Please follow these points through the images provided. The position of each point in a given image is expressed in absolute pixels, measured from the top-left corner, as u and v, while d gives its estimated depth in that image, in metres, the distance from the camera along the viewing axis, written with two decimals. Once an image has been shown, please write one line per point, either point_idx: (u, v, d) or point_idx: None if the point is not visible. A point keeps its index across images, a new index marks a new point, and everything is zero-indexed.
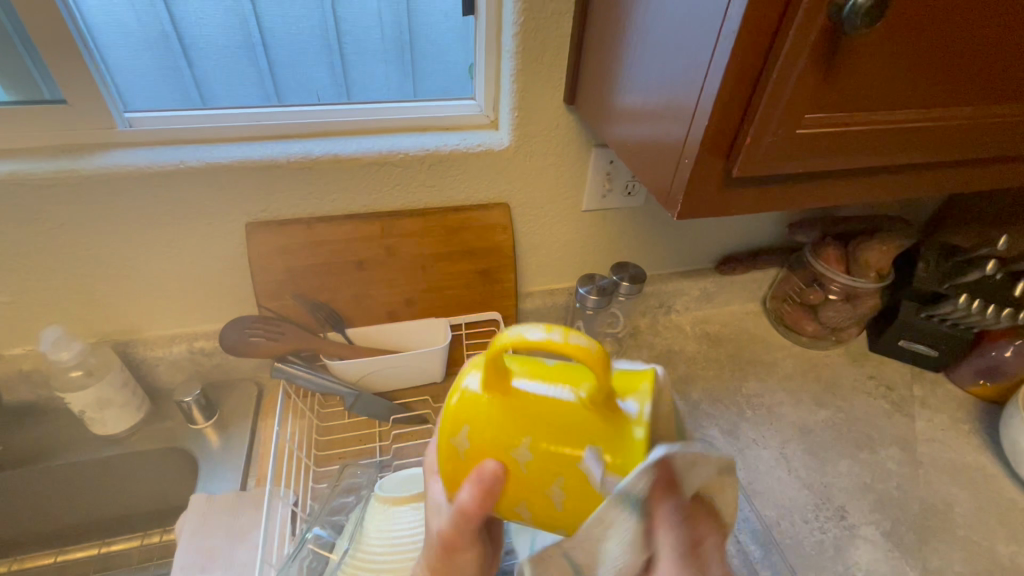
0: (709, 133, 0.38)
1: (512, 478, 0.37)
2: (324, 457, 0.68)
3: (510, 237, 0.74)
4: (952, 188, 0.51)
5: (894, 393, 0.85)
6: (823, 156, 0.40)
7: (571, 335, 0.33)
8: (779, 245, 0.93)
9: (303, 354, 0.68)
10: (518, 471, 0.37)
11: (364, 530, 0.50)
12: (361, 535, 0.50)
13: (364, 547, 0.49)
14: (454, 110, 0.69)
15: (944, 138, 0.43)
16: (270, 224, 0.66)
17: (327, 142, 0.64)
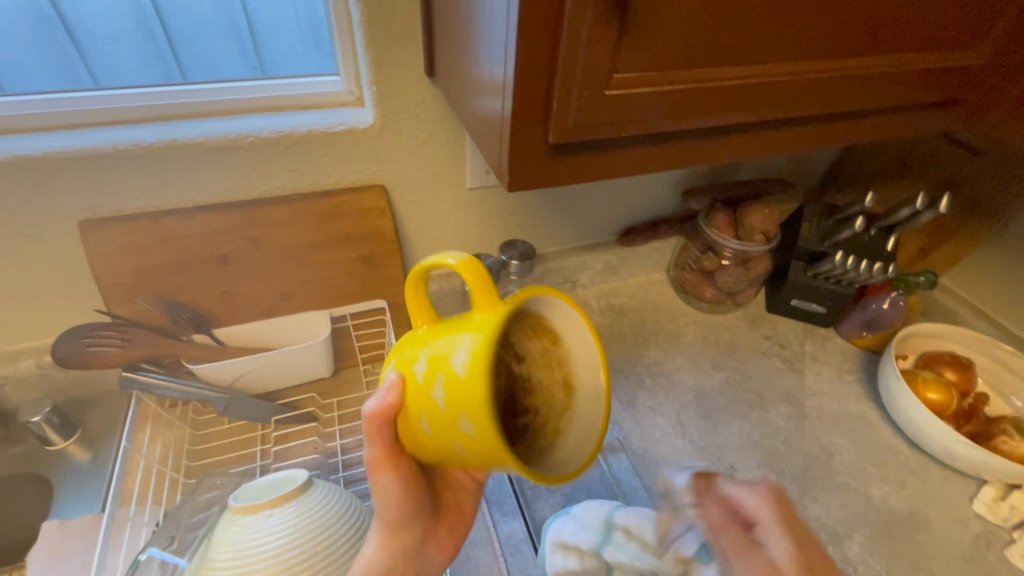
0: (518, 100, 0.36)
1: (433, 420, 0.37)
2: (196, 468, 0.63)
3: (389, 220, 0.71)
4: (798, 147, 0.52)
5: (787, 351, 0.88)
6: (647, 119, 0.39)
7: (449, 255, 0.36)
8: (676, 214, 0.93)
9: (163, 361, 0.62)
10: (434, 409, 0.36)
11: (210, 550, 0.47)
12: (206, 554, 0.46)
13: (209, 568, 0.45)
14: (311, 86, 0.63)
15: (775, 96, 0.43)
16: (106, 222, 0.59)
17: (165, 127, 0.58)
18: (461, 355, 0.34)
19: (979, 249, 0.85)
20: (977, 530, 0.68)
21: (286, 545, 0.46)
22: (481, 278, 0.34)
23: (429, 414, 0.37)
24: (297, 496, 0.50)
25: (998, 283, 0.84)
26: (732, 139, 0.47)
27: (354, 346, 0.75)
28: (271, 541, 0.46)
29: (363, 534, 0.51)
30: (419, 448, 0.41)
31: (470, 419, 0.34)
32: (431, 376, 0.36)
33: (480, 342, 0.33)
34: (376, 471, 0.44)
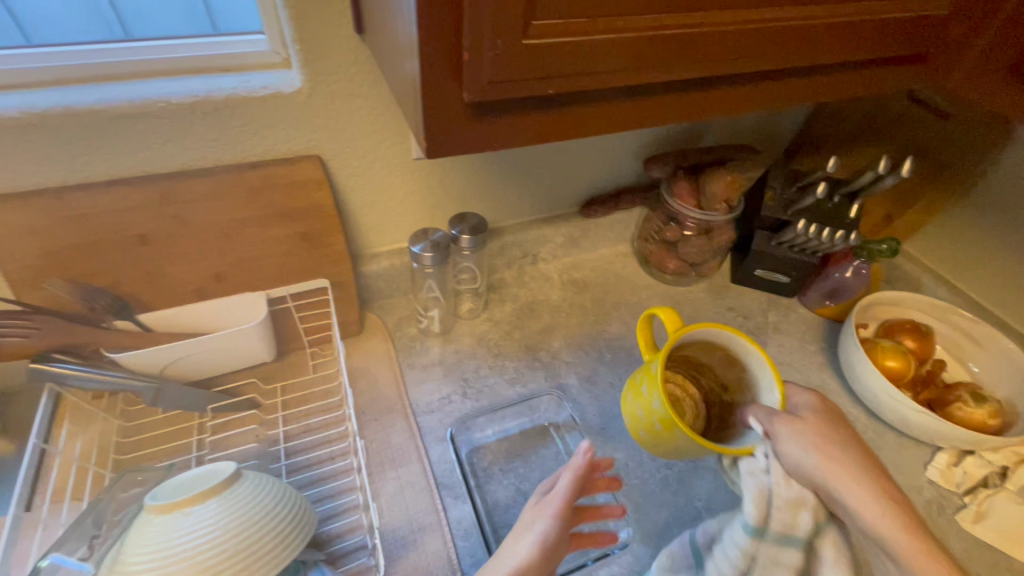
0: (426, 52, 0.32)
1: (642, 408, 0.55)
2: (127, 462, 0.60)
3: (328, 193, 0.66)
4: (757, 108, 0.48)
5: (750, 322, 0.87)
6: (578, 74, 0.35)
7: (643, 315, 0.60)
8: (639, 183, 0.90)
9: (80, 350, 0.58)
10: (639, 401, 0.56)
11: (121, 555, 0.43)
12: (117, 559, 0.43)
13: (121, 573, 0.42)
14: (230, 46, 0.57)
15: (724, 49, 0.39)
16: (3, 199, 0.54)
17: (62, 91, 0.52)
18: (654, 363, 0.55)
19: (944, 215, 0.84)
20: (930, 496, 0.68)
21: (209, 543, 0.43)
22: (673, 317, 0.56)
23: (631, 397, 0.58)
24: (222, 490, 0.47)
25: (960, 249, 0.83)
26: (688, 98, 0.44)
27: (297, 327, 0.71)
28: (190, 540, 0.43)
29: (297, 525, 0.48)
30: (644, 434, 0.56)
31: (656, 396, 0.53)
32: (638, 379, 0.58)
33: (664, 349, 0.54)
34: (556, 514, 0.49)
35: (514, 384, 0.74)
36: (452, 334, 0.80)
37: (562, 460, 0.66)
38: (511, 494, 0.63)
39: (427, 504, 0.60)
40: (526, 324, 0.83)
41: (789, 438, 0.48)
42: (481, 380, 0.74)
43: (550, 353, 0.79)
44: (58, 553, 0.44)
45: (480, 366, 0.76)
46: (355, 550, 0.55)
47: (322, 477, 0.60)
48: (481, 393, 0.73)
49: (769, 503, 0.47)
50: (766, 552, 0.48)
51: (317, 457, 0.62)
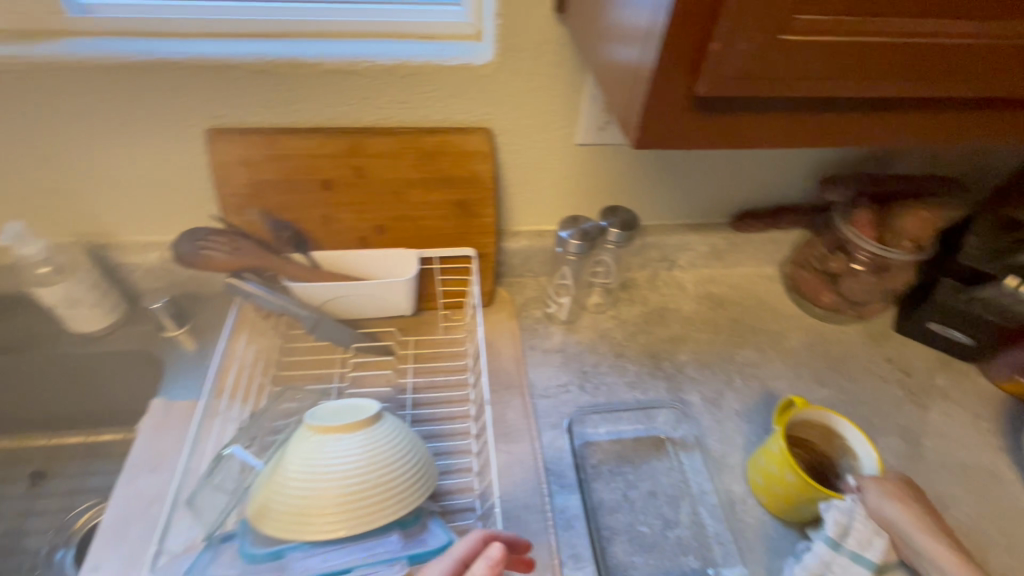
0: (670, 38, 0.30)
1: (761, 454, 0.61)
2: (281, 377, 0.67)
3: (491, 166, 0.68)
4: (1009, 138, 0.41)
5: (911, 380, 0.76)
6: (827, 79, 0.32)
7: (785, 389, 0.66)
8: (805, 203, 0.82)
9: (263, 273, 0.65)
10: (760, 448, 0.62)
11: (283, 460, 0.49)
12: (279, 462, 0.49)
13: (283, 476, 0.48)
14: (430, 15, 0.60)
15: (1001, 65, 0.34)
16: (229, 133, 0.62)
17: (292, 44, 0.59)
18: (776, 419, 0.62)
19: None
20: None
21: (354, 470, 0.48)
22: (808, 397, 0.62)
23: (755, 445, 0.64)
24: (367, 425, 0.51)
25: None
26: (930, 117, 0.39)
27: (436, 288, 0.75)
28: (337, 465, 0.48)
29: (418, 477, 0.50)
30: (758, 479, 0.61)
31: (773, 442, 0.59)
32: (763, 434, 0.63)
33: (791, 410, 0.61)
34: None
35: (633, 389, 0.72)
36: (576, 325, 0.79)
37: (674, 478, 0.64)
38: (616, 498, 0.62)
39: (533, 486, 0.60)
40: (652, 330, 0.80)
41: (875, 488, 0.53)
42: (599, 377, 0.73)
43: (674, 366, 0.75)
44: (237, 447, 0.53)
45: (600, 362, 0.75)
46: (459, 510, 0.57)
47: (442, 434, 0.63)
48: (598, 390, 0.71)
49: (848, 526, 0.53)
50: (842, 560, 0.53)
51: (438, 414, 0.65)
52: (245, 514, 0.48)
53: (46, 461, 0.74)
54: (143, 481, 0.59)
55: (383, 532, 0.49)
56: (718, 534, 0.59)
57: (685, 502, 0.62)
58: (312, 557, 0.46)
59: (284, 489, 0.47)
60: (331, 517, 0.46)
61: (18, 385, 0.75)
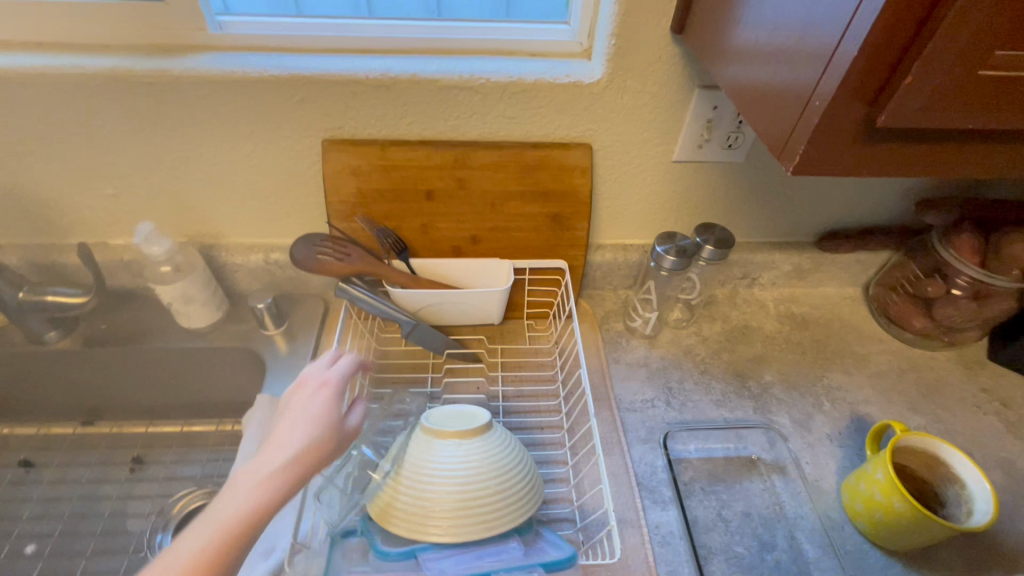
0: (854, 70, 0.31)
1: (863, 481, 0.59)
2: (377, 379, 0.69)
3: (588, 181, 0.69)
4: None
5: (1011, 412, 0.73)
6: (1009, 111, 0.32)
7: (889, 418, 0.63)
8: (897, 224, 0.81)
9: (367, 278, 0.68)
10: (862, 474, 0.60)
11: (403, 463, 0.51)
12: (399, 464, 0.51)
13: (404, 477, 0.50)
14: (544, 33, 0.63)
15: None
16: (343, 143, 0.64)
17: (411, 60, 0.62)
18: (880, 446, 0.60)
19: None
20: None
21: (472, 477, 0.49)
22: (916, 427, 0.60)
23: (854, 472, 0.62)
24: (484, 434, 0.52)
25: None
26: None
27: (524, 298, 0.76)
28: (455, 467, 0.49)
29: (528, 483, 0.51)
30: (858, 506, 0.60)
31: (879, 469, 0.57)
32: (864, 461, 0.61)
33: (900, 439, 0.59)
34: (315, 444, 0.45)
35: (720, 406, 0.71)
36: (657, 339, 0.79)
37: (768, 499, 0.63)
38: (709, 517, 0.61)
39: (626, 499, 0.60)
40: (736, 348, 0.79)
41: None
42: (685, 393, 0.73)
43: (760, 385, 0.74)
44: (365, 448, 0.54)
45: (685, 379, 0.74)
46: (560, 519, 0.57)
47: (534, 443, 0.64)
48: (685, 407, 0.71)
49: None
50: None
51: (530, 423, 0.66)
52: (366, 510, 0.50)
53: (146, 448, 0.79)
54: None
55: (504, 540, 0.49)
56: (817, 559, 0.58)
57: (780, 526, 0.61)
58: (442, 559, 0.47)
59: (403, 489, 0.49)
60: (448, 521, 0.47)
61: (125, 375, 0.79)
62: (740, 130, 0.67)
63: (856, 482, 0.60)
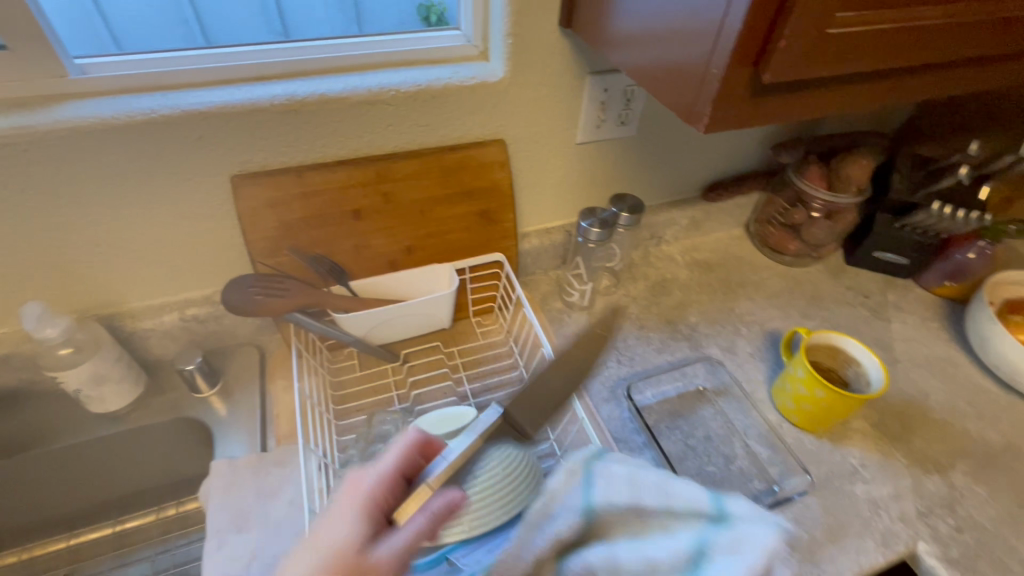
0: (739, 43, 0.38)
1: (789, 383, 0.70)
2: (342, 411, 0.67)
3: (507, 174, 0.73)
4: (955, 90, 0.53)
5: (871, 301, 0.91)
6: (854, 58, 0.41)
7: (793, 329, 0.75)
8: (759, 168, 0.95)
9: (311, 309, 0.65)
10: (787, 378, 0.71)
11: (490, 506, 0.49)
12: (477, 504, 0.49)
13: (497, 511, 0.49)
14: (439, 41, 0.65)
15: (960, 37, 0.45)
16: (254, 176, 0.61)
17: (312, 81, 0.60)
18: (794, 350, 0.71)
19: None
20: None
21: (476, 467, 0.50)
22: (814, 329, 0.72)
23: (779, 379, 0.73)
24: None
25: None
26: (910, 79, 0.49)
27: (468, 297, 0.79)
28: (459, 465, 0.50)
29: (526, 459, 0.53)
30: (790, 404, 0.71)
31: (799, 368, 0.68)
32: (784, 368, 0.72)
33: (806, 341, 0.70)
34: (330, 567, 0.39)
35: (662, 352, 0.80)
36: (594, 308, 0.86)
37: (721, 420, 0.72)
38: (680, 449, 0.69)
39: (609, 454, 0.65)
40: (660, 299, 0.88)
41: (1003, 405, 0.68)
42: (630, 349, 0.80)
43: (689, 326, 0.84)
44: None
45: (627, 336, 0.82)
46: None
47: None
48: (633, 360, 0.78)
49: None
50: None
51: (505, 411, 0.68)
52: None
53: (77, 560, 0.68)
54: (233, 543, 0.56)
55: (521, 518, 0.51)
56: (771, 458, 0.68)
57: (736, 439, 0.70)
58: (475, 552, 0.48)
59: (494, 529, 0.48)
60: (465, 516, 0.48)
61: (29, 485, 0.68)
62: (629, 107, 0.75)
63: (783, 386, 0.71)
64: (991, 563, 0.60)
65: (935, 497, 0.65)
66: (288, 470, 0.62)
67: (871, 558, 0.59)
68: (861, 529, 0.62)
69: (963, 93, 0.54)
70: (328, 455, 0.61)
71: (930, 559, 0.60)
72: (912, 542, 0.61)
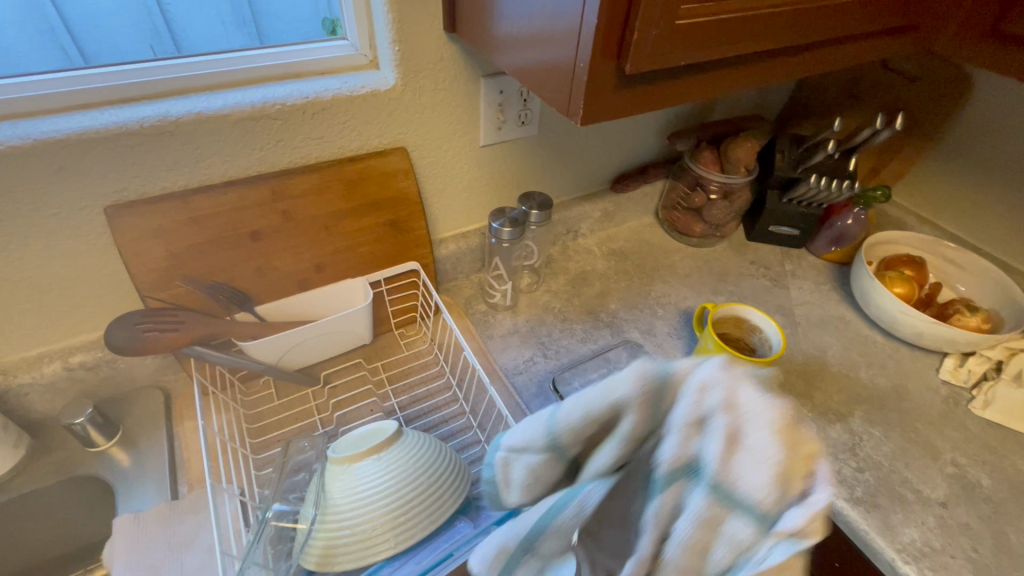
0: (599, 35, 0.41)
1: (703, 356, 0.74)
2: (261, 444, 0.64)
3: (413, 182, 0.72)
4: (810, 71, 0.58)
5: (771, 271, 0.98)
6: (705, 47, 0.44)
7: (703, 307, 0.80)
8: (660, 157, 1.01)
9: (214, 341, 0.62)
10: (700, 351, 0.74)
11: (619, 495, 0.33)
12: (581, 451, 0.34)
13: (540, 434, 0.33)
14: (325, 51, 0.63)
15: (802, 20, 0.49)
16: (131, 206, 0.57)
17: (189, 100, 0.57)
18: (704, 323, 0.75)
19: (923, 163, 0.99)
20: (946, 393, 0.79)
21: (400, 478, 0.49)
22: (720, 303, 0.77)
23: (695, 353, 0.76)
24: (399, 437, 0.53)
25: (946, 190, 0.97)
26: (767, 64, 0.53)
27: (388, 310, 0.77)
28: (382, 482, 0.49)
29: (453, 465, 0.53)
30: None
31: (708, 339, 0.72)
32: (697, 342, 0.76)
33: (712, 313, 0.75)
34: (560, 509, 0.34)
35: (586, 342, 0.82)
36: (518, 307, 0.86)
37: None
38: None
39: None
40: (581, 291, 0.91)
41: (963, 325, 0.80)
42: (555, 342, 0.82)
43: (609, 314, 0.87)
44: (278, 503, 0.50)
45: (551, 330, 0.83)
46: None
47: (445, 437, 0.66)
48: (558, 352, 0.80)
49: (733, 383, 0.31)
50: (751, 453, 0.29)
51: (434, 420, 0.68)
52: (304, 568, 0.47)
53: None
54: None
55: (451, 524, 0.50)
56: None
57: None
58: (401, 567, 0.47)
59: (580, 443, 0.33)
60: (392, 532, 0.47)
61: None
62: (527, 107, 0.76)
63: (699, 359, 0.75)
64: (889, 496, 0.66)
65: (838, 443, 0.71)
66: (203, 516, 0.58)
67: None
68: None
69: (818, 73, 0.58)
70: (247, 493, 0.58)
71: (839, 501, 0.65)
72: None
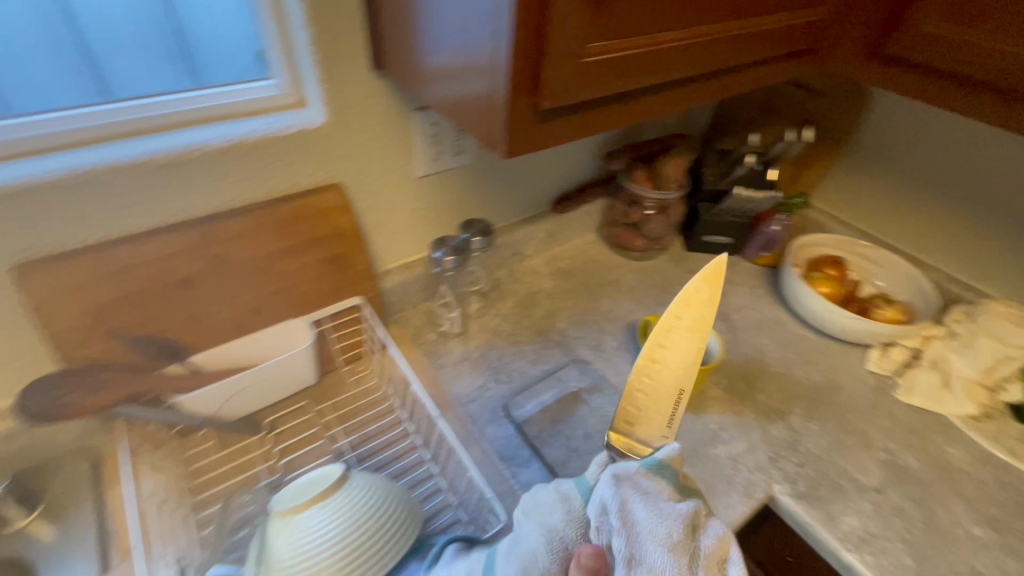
0: (513, 75, 0.42)
1: None
2: (201, 502, 0.60)
3: (351, 217, 0.71)
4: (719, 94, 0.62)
5: None
6: (615, 81, 0.47)
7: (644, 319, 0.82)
8: (597, 176, 1.04)
9: (143, 398, 0.60)
10: None
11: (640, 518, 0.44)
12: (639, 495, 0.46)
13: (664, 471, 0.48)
14: (249, 92, 0.62)
15: (705, 53, 0.53)
16: (43, 263, 0.54)
17: (103, 149, 0.55)
18: None
19: (837, 170, 1.07)
20: (874, 383, 0.84)
21: (347, 526, 0.48)
22: None
23: None
24: (345, 482, 0.51)
25: (858, 193, 1.05)
26: (678, 92, 0.57)
27: (334, 348, 0.75)
28: (328, 532, 0.47)
29: (403, 503, 0.52)
30: None
31: None
32: None
33: None
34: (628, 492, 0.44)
35: (537, 363, 0.83)
36: (468, 333, 0.87)
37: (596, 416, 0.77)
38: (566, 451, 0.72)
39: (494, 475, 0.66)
40: (530, 313, 0.92)
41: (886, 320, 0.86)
42: (507, 365, 0.82)
43: (558, 333, 0.88)
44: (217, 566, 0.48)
45: (502, 354, 0.84)
46: (449, 525, 0.59)
47: (399, 474, 0.65)
48: (510, 375, 0.80)
49: None
50: None
51: (387, 457, 0.66)
52: None
53: None
54: None
55: (404, 566, 0.49)
56: None
57: None
58: None
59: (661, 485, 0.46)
60: None
61: None
62: (461, 137, 0.78)
63: None
64: (829, 488, 0.69)
65: (779, 441, 0.74)
66: None
67: (738, 510, 0.66)
68: (726, 487, 0.68)
69: (727, 96, 0.63)
70: (186, 556, 0.55)
71: (785, 497, 0.67)
72: (768, 487, 0.68)
